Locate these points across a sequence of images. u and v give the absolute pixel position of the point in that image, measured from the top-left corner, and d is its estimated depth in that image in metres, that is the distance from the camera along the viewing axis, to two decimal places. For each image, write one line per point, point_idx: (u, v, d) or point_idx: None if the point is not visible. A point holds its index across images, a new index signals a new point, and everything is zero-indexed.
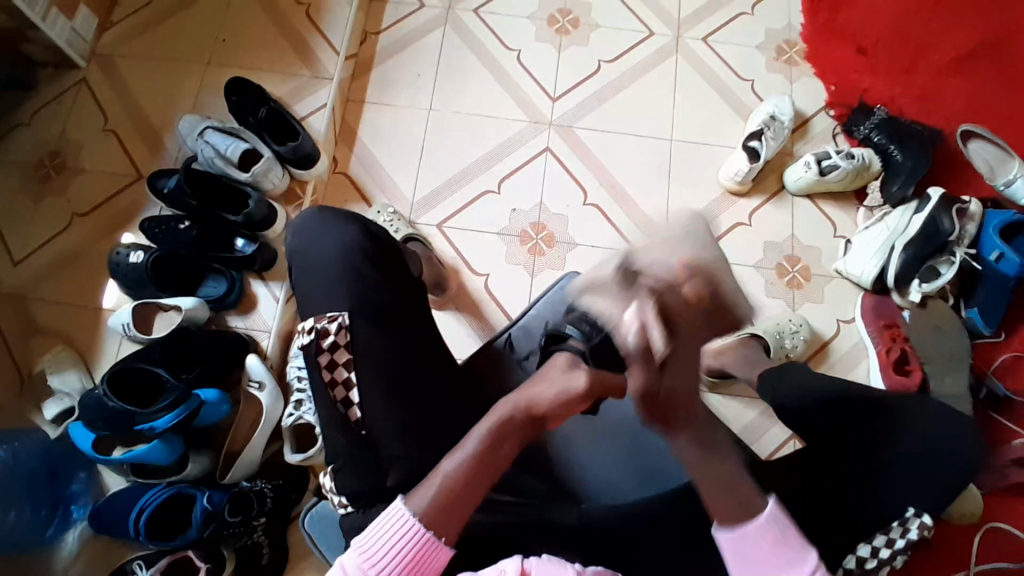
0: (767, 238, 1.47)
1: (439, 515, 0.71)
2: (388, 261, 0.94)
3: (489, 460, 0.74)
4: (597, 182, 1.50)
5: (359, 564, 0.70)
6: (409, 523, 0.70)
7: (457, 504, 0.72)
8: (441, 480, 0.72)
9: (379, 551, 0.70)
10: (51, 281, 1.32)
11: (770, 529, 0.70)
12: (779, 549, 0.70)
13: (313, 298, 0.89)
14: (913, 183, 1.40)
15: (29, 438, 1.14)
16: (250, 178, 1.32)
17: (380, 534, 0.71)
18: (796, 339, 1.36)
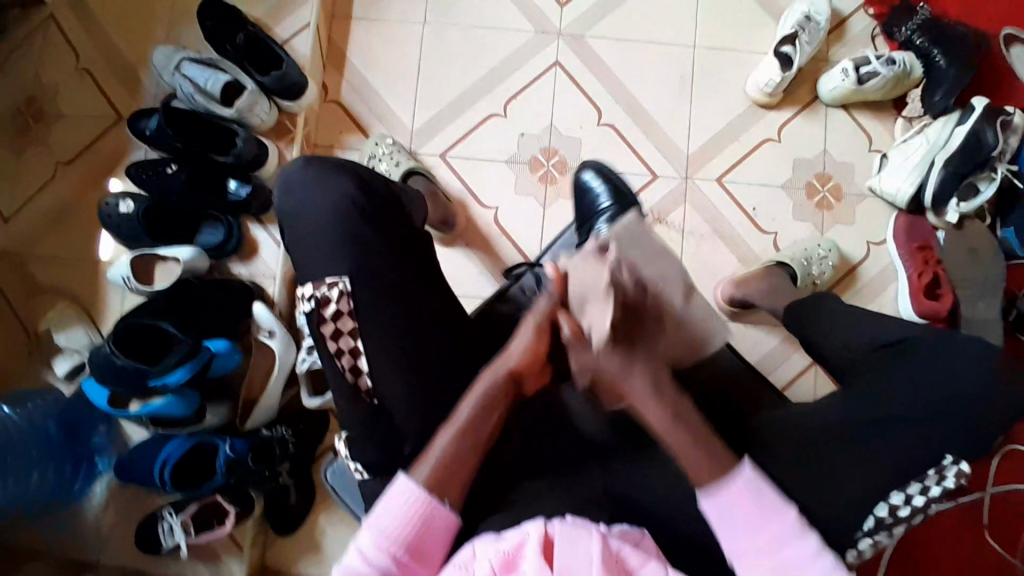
0: (796, 155, 1.36)
1: (445, 482, 0.75)
2: (386, 213, 0.87)
3: (478, 428, 0.78)
4: (613, 100, 1.38)
5: (374, 540, 0.73)
6: (417, 500, 0.74)
7: (455, 470, 0.76)
8: (438, 449, 0.76)
9: (396, 529, 0.73)
10: (47, 236, 1.27)
11: (746, 490, 0.75)
12: (755, 508, 0.74)
13: (312, 260, 0.84)
14: (955, 92, 1.27)
15: (43, 399, 1.12)
16: (235, 114, 1.23)
17: (394, 511, 0.74)
18: (824, 265, 1.28)
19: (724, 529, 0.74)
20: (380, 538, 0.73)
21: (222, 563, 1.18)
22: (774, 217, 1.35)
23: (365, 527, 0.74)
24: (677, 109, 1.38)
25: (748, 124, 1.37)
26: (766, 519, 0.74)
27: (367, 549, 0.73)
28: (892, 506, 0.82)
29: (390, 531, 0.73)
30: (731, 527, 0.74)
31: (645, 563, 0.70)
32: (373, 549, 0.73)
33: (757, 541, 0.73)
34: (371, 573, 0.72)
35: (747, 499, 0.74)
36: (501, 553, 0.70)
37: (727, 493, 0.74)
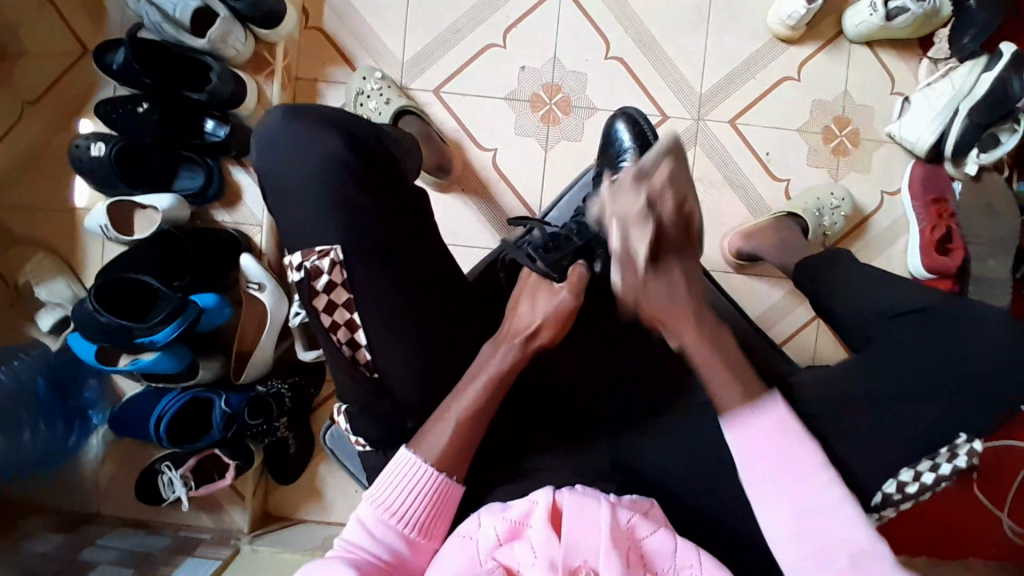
0: (815, 96, 1.27)
1: (450, 461, 0.72)
2: (373, 170, 0.78)
3: (489, 406, 0.74)
4: (621, 30, 1.26)
5: (380, 515, 0.70)
6: (423, 473, 0.71)
7: (464, 451, 0.72)
8: (452, 420, 0.72)
9: (401, 501, 0.70)
10: (16, 181, 1.19)
11: (776, 426, 0.68)
12: (784, 447, 0.67)
13: (290, 222, 0.76)
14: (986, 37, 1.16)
15: (30, 355, 1.12)
16: (208, 46, 1.11)
17: (397, 484, 0.71)
18: (835, 216, 1.23)
19: (743, 456, 0.68)
20: (384, 512, 0.70)
21: (226, 512, 1.22)
22: (787, 162, 1.28)
23: (366, 500, 0.71)
24: (691, 42, 1.27)
25: (767, 59, 1.27)
26: (790, 460, 0.67)
27: (368, 522, 0.70)
28: (900, 483, 0.78)
29: (395, 505, 0.70)
30: (753, 459, 0.67)
31: (653, 533, 0.68)
32: (376, 523, 0.69)
33: (788, 486, 0.66)
34: (374, 547, 0.68)
35: (777, 433, 0.67)
36: (508, 521, 0.68)
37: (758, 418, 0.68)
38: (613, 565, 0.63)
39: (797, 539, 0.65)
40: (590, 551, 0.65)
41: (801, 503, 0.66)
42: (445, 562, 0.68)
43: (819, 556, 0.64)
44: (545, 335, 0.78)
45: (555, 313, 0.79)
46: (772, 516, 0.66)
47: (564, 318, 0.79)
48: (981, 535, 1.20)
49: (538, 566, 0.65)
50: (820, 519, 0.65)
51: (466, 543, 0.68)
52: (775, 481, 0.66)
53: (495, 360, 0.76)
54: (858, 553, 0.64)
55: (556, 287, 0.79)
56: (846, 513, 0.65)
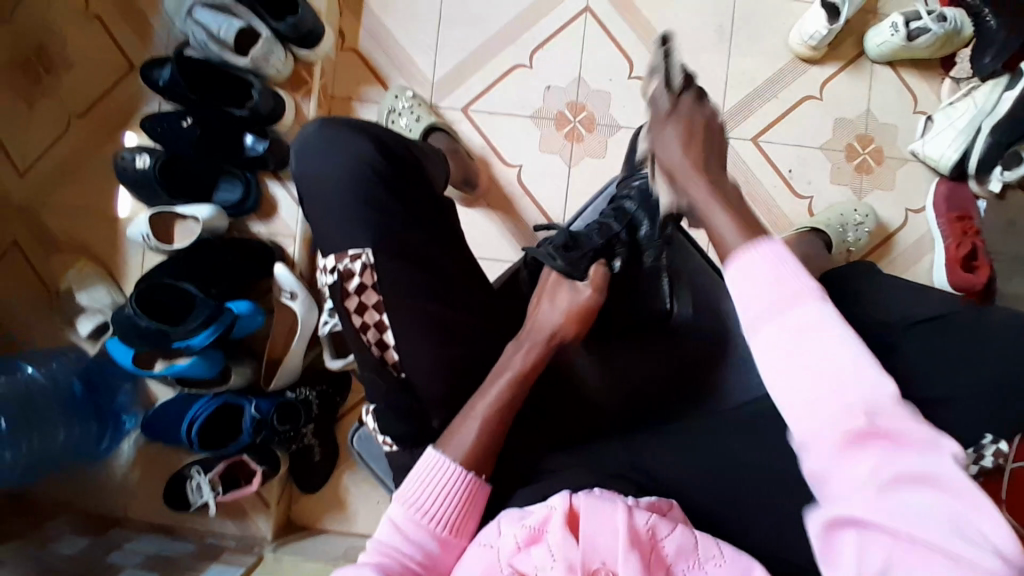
0: (837, 114, 1.29)
1: (478, 457, 0.74)
2: (407, 177, 0.81)
3: (514, 401, 0.77)
4: (645, 51, 1.30)
5: (411, 516, 0.70)
6: (454, 473, 0.72)
7: (491, 446, 0.74)
8: (478, 418, 0.75)
9: (429, 499, 0.71)
10: (65, 192, 1.26)
11: (771, 265, 0.53)
12: (781, 285, 0.52)
13: (326, 226, 0.78)
14: (1007, 55, 1.16)
15: (67, 358, 1.18)
16: (250, 65, 1.17)
17: (427, 485, 0.72)
18: (859, 232, 1.24)
19: (745, 298, 0.53)
20: (416, 513, 0.70)
21: (251, 520, 1.23)
22: (809, 179, 1.29)
23: (397, 503, 0.71)
24: (713, 62, 1.30)
25: (789, 79, 1.29)
26: (787, 292, 0.51)
27: (400, 523, 0.70)
28: None
29: (426, 506, 0.71)
30: (752, 294, 0.53)
31: (671, 533, 0.67)
32: (409, 524, 0.69)
33: (788, 314, 0.51)
34: (407, 547, 0.68)
35: (773, 269, 0.53)
36: (527, 528, 0.67)
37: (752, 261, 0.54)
38: (632, 568, 0.63)
39: (814, 419, 0.48)
40: (608, 553, 0.65)
41: (813, 383, 0.49)
42: (469, 568, 0.67)
43: (849, 445, 0.47)
44: (566, 331, 0.82)
45: (576, 310, 0.83)
46: (770, 361, 0.51)
47: (586, 316, 0.83)
48: None
49: (557, 568, 0.63)
50: (831, 362, 0.48)
51: (486, 551, 0.67)
52: (801, 389, 0.50)
53: (516, 358, 0.79)
54: (878, 409, 0.47)
55: (579, 286, 0.84)
56: (869, 385, 0.48)
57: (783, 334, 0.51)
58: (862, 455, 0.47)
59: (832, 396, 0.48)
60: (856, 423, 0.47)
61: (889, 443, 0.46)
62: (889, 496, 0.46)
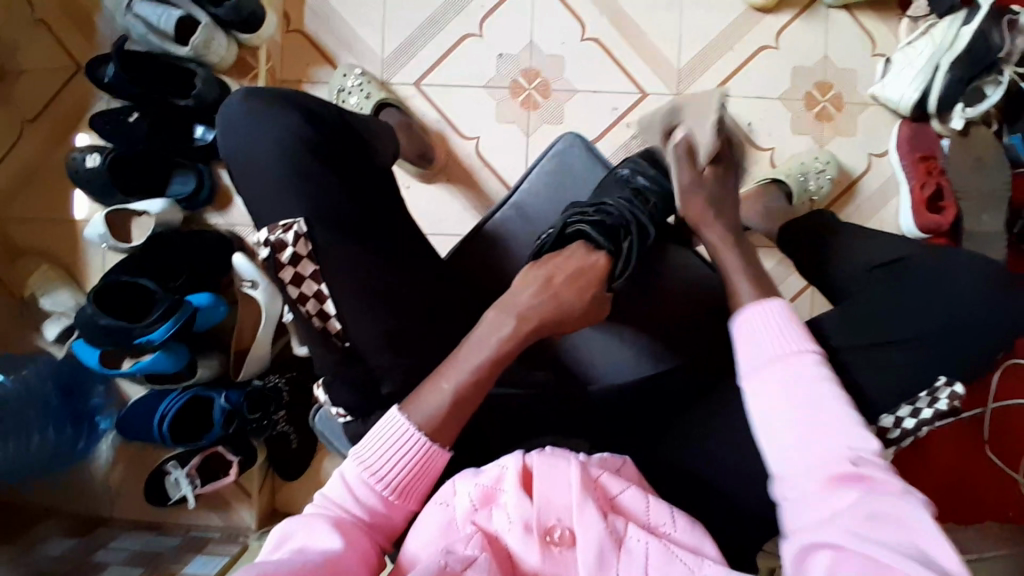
0: (795, 63, 1.27)
1: (440, 422, 0.68)
2: (340, 144, 0.79)
3: (489, 376, 0.71)
4: (596, 11, 1.27)
5: (365, 478, 0.67)
6: (411, 433, 0.68)
7: (451, 419, 0.69)
8: (451, 389, 0.69)
9: (387, 465, 0.67)
10: (16, 199, 1.25)
11: (775, 317, 0.69)
12: (780, 334, 0.68)
13: (262, 202, 0.77)
14: None
15: (37, 364, 1.16)
16: (192, 53, 1.15)
17: (386, 447, 0.68)
18: (821, 179, 1.23)
19: (743, 347, 0.69)
20: (368, 474, 0.67)
21: (233, 511, 1.24)
22: (771, 131, 1.28)
23: (351, 459, 0.68)
24: (667, 18, 1.27)
25: (744, 29, 1.27)
26: (785, 341, 0.67)
27: (352, 481, 0.67)
28: (881, 427, 0.79)
29: (381, 469, 0.67)
30: (756, 343, 0.68)
31: (625, 490, 0.68)
32: (361, 485, 0.66)
33: (777, 364, 0.65)
34: (353, 506, 0.66)
35: (774, 321, 0.69)
36: (481, 487, 0.67)
37: (762, 336, 0.68)
38: (587, 519, 0.63)
39: (790, 425, 0.62)
40: (563, 510, 0.65)
41: (803, 416, 0.62)
42: (423, 524, 0.67)
43: (833, 483, 0.58)
44: (577, 305, 0.73)
45: (589, 271, 0.74)
46: (764, 402, 0.64)
47: (597, 279, 0.74)
48: (997, 498, 1.17)
49: (513, 530, 0.64)
50: (822, 423, 0.61)
51: (441, 508, 0.67)
52: (771, 363, 0.66)
53: (494, 338, 0.71)
54: (859, 459, 0.58)
55: (597, 249, 0.76)
56: (857, 441, 0.59)
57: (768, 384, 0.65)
58: (847, 494, 0.57)
59: (812, 448, 0.60)
60: (841, 468, 0.58)
61: (868, 485, 0.57)
62: (871, 529, 0.54)
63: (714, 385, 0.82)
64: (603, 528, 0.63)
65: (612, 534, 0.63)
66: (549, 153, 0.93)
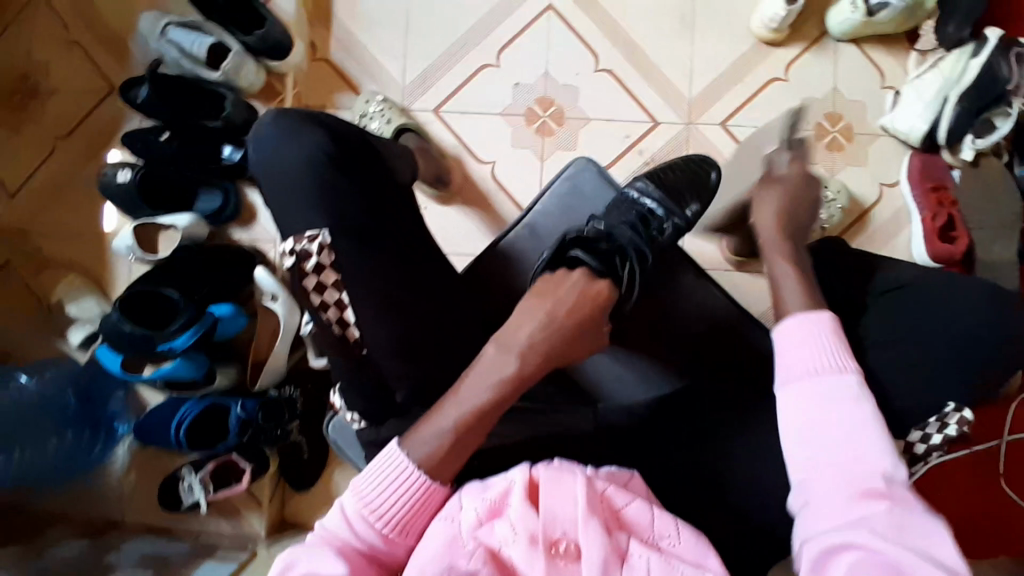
0: (805, 94, 1.30)
1: (438, 459, 0.68)
2: (360, 160, 0.83)
3: (489, 413, 0.70)
4: (610, 43, 1.32)
5: (362, 512, 0.67)
6: (409, 470, 0.68)
7: (449, 460, 0.68)
8: (450, 425, 0.69)
9: (383, 500, 0.67)
10: (52, 211, 1.31)
11: (824, 330, 0.71)
12: (820, 343, 0.70)
13: (284, 214, 0.81)
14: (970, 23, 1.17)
15: (58, 368, 1.22)
16: (222, 77, 1.24)
17: (383, 481, 0.68)
18: (832, 209, 1.23)
19: (780, 347, 0.72)
20: (364, 508, 0.67)
21: (243, 519, 1.25)
22: None
23: (351, 491, 0.68)
24: (678, 50, 1.32)
25: (755, 61, 1.30)
26: (823, 356, 0.69)
27: (350, 515, 0.67)
28: (909, 443, 0.81)
29: (377, 504, 0.67)
30: (793, 347, 0.71)
31: (630, 502, 0.68)
32: (358, 518, 0.67)
33: (812, 377, 0.68)
34: (350, 537, 0.66)
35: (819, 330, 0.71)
36: (487, 501, 0.66)
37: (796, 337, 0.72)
38: (592, 534, 0.63)
39: (812, 441, 0.65)
40: (569, 524, 0.65)
41: (833, 448, 0.64)
42: (427, 538, 0.66)
43: (860, 499, 0.60)
44: (571, 329, 0.73)
45: (584, 297, 0.74)
46: (795, 411, 0.68)
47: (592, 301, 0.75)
48: (1016, 535, 1.14)
49: (518, 543, 0.63)
50: (846, 439, 0.64)
51: (446, 525, 0.66)
52: (804, 376, 0.69)
53: (496, 373, 0.71)
54: (891, 481, 0.61)
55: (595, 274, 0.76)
56: (884, 462, 0.62)
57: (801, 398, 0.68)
58: (874, 506, 0.59)
59: (845, 456, 0.63)
60: (868, 488, 0.60)
61: (894, 503, 0.59)
62: (897, 537, 0.57)
63: (717, 403, 0.82)
64: (606, 545, 0.63)
65: (615, 550, 0.63)
66: (561, 175, 0.96)
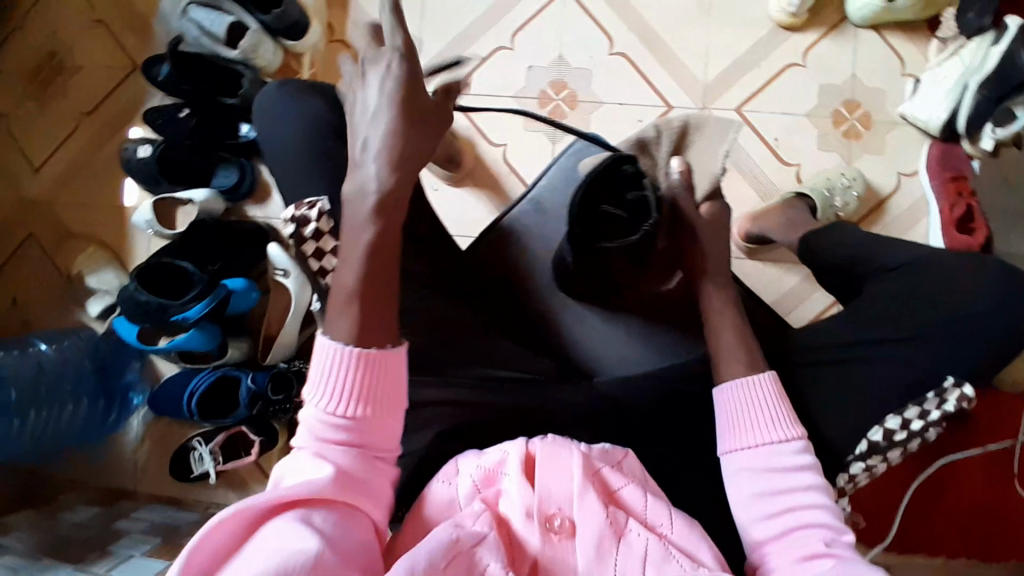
0: (822, 81, 1.28)
1: (357, 333, 0.63)
2: None
3: (385, 283, 0.64)
4: (624, 26, 1.32)
5: (329, 428, 0.61)
6: (333, 351, 0.62)
7: (366, 343, 0.63)
8: (354, 312, 0.63)
9: (344, 408, 0.61)
10: (73, 185, 1.35)
11: (766, 392, 0.71)
12: (765, 410, 0.70)
13: (291, 183, 0.82)
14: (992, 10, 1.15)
15: (79, 338, 1.26)
16: (240, 56, 1.24)
17: (334, 393, 0.61)
18: (847, 195, 1.22)
19: (728, 423, 0.71)
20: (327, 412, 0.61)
21: (252, 491, 1.27)
22: (796, 146, 1.28)
23: (308, 416, 0.62)
24: (693, 34, 1.31)
25: (771, 47, 1.29)
26: (772, 422, 0.69)
27: (315, 433, 0.61)
28: (886, 429, 0.77)
29: (339, 415, 0.61)
30: (743, 418, 0.70)
31: (625, 485, 0.67)
32: (326, 436, 0.61)
33: (755, 442, 0.69)
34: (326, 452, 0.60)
35: (761, 397, 0.70)
36: (482, 468, 0.67)
37: (741, 385, 0.71)
38: (588, 507, 0.63)
39: (761, 495, 0.67)
40: (565, 499, 0.64)
41: (773, 494, 0.67)
42: (427, 506, 0.67)
43: (807, 556, 0.62)
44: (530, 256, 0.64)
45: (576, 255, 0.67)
46: (740, 482, 0.68)
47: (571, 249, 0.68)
48: None
49: (515, 516, 0.63)
50: (785, 486, 0.66)
51: (444, 488, 0.68)
52: (750, 440, 0.69)
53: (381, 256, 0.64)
54: (830, 538, 0.63)
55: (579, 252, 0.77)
56: (815, 504, 0.65)
57: (744, 458, 0.69)
58: (821, 563, 0.61)
59: (785, 501, 0.66)
60: (815, 548, 0.62)
61: (836, 559, 0.61)
62: None
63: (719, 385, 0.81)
64: (603, 519, 0.62)
65: (612, 525, 0.63)
66: (567, 151, 0.96)
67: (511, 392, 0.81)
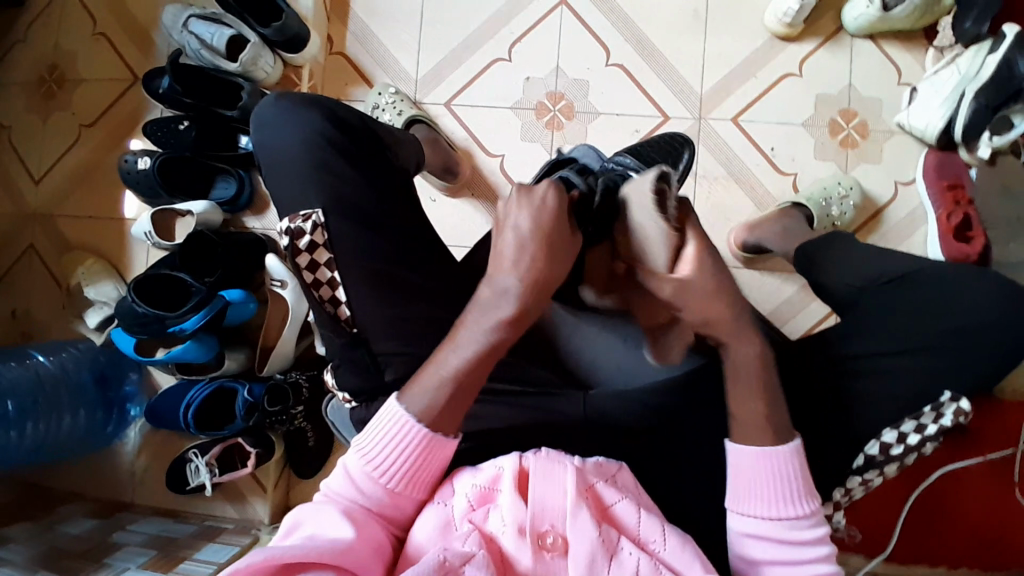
0: (818, 90, 1.28)
1: (440, 413, 0.66)
2: (361, 144, 0.85)
3: (496, 351, 0.66)
4: (621, 37, 1.32)
5: (367, 470, 0.67)
6: (410, 425, 0.66)
7: (449, 412, 0.67)
8: (450, 375, 0.66)
9: (386, 457, 0.66)
10: (72, 197, 1.36)
11: (788, 460, 0.67)
12: (784, 482, 0.67)
13: (286, 194, 0.83)
14: (989, 17, 1.16)
15: (78, 348, 1.27)
16: (240, 69, 1.25)
17: (383, 439, 0.67)
18: (844, 206, 1.22)
19: (740, 486, 0.68)
20: (370, 468, 0.67)
21: (249, 503, 1.27)
22: (792, 155, 1.28)
23: (354, 452, 0.68)
24: (689, 45, 1.31)
25: (768, 57, 1.29)
26: (789, 494, 0.67)
27: (355, 474, 0.67)
28: (883, 443, 0.77)
29: (379, 461, 0.66)
30: (757, 484, 0.67)
31: (619, 501, 0.66)
32: (363, 479, 0.67)
33: (769, 511, 0.67)
34: (356, 496, 0.66)
35: (782, 467, 0.67)
36: (477, 487, 0.67)
37: (766, 453, 0.67)
38: (580, 525, 0.62)
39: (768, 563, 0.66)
40: (558, 516, 0.63)
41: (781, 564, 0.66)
42: (421, 523, 0.66)
43: None
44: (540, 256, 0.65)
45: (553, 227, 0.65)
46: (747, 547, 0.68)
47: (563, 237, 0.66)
48: None
49: (508, 532, 0.62)
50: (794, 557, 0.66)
51: (439, 507, 0.67)
52: (764, 509, 0.67)
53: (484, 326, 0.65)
54: None
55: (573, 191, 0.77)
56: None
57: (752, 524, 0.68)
58: None
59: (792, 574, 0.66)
60: None
61: None
62: None
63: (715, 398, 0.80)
64: (595, 536, 0.62)
65: (605, 543, 0.62)
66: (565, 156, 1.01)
67: (505, 404, 0.80)
